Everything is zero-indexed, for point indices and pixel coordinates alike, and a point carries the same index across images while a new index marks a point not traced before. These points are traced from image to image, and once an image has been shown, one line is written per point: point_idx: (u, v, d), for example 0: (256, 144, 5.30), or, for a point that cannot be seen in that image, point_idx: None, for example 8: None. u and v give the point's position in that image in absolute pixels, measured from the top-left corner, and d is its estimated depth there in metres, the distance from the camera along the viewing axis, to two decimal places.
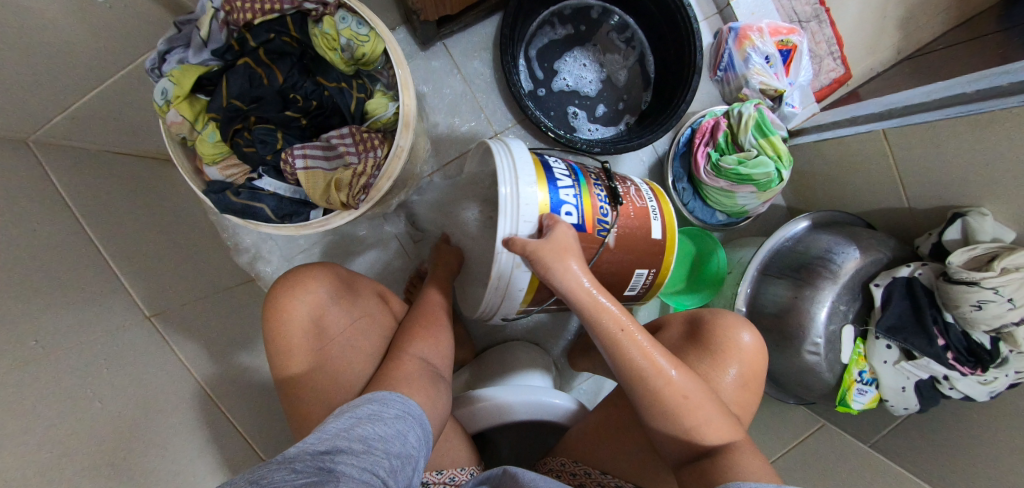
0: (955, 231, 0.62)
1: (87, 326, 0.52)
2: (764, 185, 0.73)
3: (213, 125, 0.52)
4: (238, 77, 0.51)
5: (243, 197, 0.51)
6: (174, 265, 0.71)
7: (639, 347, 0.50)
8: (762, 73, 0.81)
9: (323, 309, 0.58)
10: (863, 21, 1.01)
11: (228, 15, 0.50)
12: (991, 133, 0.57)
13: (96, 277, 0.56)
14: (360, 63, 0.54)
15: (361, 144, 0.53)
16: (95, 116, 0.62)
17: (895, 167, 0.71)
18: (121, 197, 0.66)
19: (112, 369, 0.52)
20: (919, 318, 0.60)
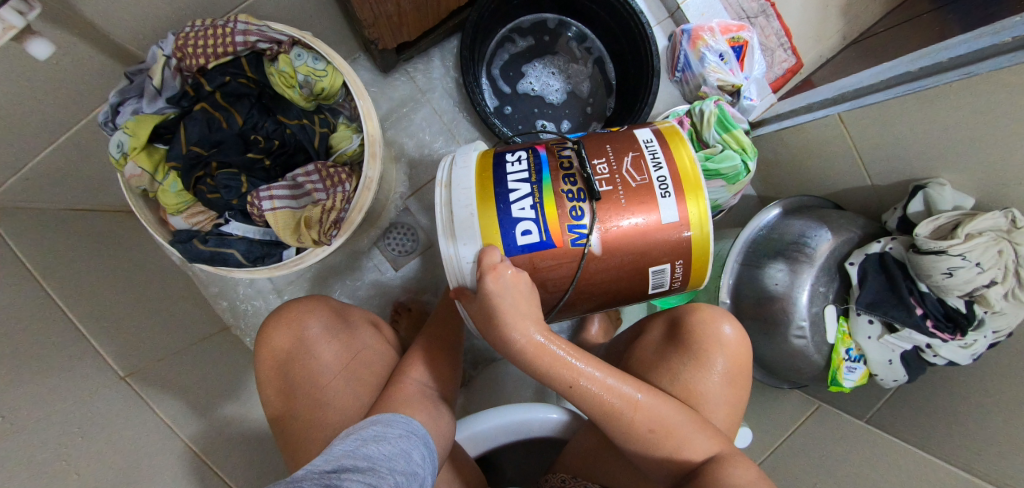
0: (918, 203, 0.64)
1: (57, 394, 0.50)
2: (732, 178, 0.74)
3: (174, 174, 0.51)
4: (196, 124, 0.51)
5: (210, 245, 0.52)
6: (147, 320, 0.69)
7: (603, 387, 0.49)
8: (718, 71, 0.83)
9: (315, 342, 0.59)
10: (806, 12, 1.06)
11: (181, 61, 0.49)
12: (939, 106, 0.60)
13: (62, 341, 0.54)
14: (320, 98, 0.54)
15: (328, 180, 0.53)
16: (51, 176, 0.60)
17: (854, 147, 0.73)
18: (84, 256, 0.64)
19: (87, 436, 0.49)
20: (895, 291, 0.61)
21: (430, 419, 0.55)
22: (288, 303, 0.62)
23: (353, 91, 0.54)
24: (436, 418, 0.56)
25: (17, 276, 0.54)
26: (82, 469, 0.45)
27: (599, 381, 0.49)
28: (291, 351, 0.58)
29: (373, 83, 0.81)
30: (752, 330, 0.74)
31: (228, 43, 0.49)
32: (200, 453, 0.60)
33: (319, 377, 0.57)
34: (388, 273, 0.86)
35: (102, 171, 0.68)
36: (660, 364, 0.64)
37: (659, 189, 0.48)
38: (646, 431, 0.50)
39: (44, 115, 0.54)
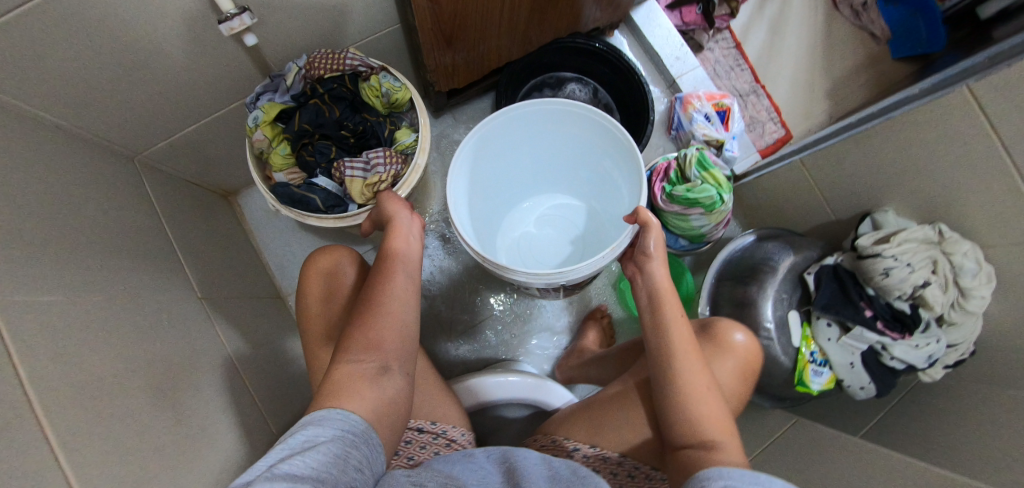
0: (866, 226, 0.75)
1: (153, 290, 0.67)
2: (709, 207, 0.85)
3: (286, 143, 0.75)
4: (310, 111, 0.73)
5: (301, 190, 0.72)
6: (222, 269, 0.88)
7: (675, 335, 0.58)
8: (704, 128, 0.98)
9: (332, 285, 0.62)
10: (794, 97, 1.26)
11: (308, 72, 0.73)
12: (871, 146, 0.73)
13: (162, 261, 0.73)
14: (393, 106, 0.77)
15: (389, 158, 0.73)
16: (187, 151, 0.85)
17: (816, 187, 0.85)
18: (187, 214, 0.86)
19: (165, 323, 0.65)
20: (846, 295, 0.69)
21: (363, 399, 0.45)
22: (309, 257, 0.64)
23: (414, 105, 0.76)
24: (377, 406, 0.46)
25: (147, 210, 0.76)
26: (151, 337, 0.61)
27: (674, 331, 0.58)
28: (310, 287, 0.61)
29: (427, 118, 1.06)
30: None
31: (341, 64, 0.72)
32: (237, 367, 0.74)
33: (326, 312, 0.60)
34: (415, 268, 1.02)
35: (221, 155, 0.93)
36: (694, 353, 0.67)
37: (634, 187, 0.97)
38: (684, 395, 0.55)
39: (202, 108, 0.79)
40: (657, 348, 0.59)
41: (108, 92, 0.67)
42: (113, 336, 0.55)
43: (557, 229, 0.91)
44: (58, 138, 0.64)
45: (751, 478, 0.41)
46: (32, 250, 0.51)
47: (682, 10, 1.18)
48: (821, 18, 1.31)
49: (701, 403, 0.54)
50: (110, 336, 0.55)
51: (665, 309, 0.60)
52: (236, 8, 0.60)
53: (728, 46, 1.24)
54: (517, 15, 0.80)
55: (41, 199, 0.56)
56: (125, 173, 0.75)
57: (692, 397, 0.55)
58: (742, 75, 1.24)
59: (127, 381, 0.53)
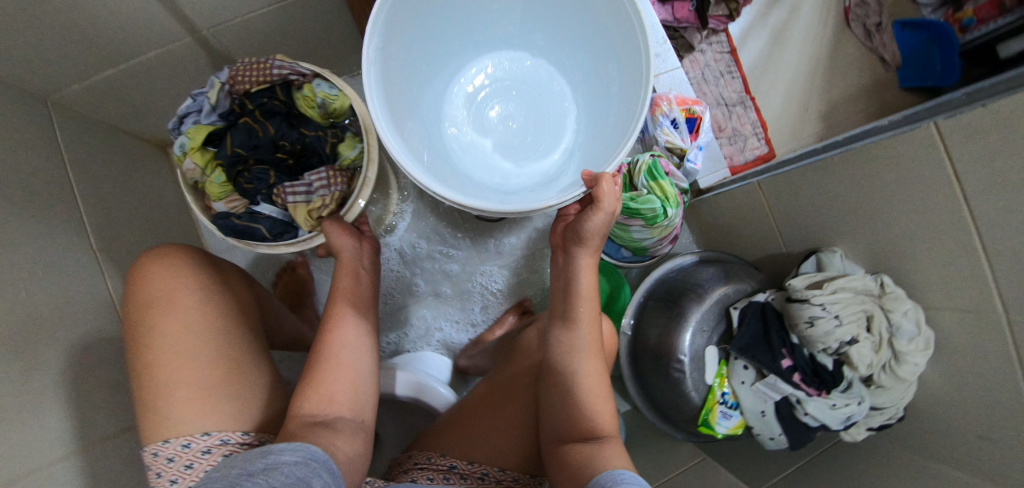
0: (809, 264, 0.69)
1: (30, 237, 0.64)
2: (651, 219, 0.78)
3: (219, 170, 0.70)
4: (240, 133, 0.68)
5: (243, 220, 0.69)
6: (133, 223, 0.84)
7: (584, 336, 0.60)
8: (669, 134, 0.89)
9: (182, 293, 0.54)
10: (784, 114, 1.17)
11: (232, 87, 0.68)
12: (832, 176, 0.66)
13: (53, 207, 0.69)
14: (333, 116, 0.72)
15: (332, 178, 0.70)
16: (107, 95, 0.80)
17: (772, 215, 0.78)
18: (100, 161, 0.82)
19: (34, 274, 0.62)
20: (767, 339, 0.63)
21: (333, 447, 0.48)
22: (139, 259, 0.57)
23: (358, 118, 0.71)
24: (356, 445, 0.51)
25: (47, 151, 0.72)
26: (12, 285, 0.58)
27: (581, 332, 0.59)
28: (156, 301, 0.53)
29: None
30: (646, 363, 0.73)
31: (268, 74, 0.67)
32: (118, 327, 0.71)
33: (163, 321, 0.52)
34: None
35: (149, 103, 0.88)
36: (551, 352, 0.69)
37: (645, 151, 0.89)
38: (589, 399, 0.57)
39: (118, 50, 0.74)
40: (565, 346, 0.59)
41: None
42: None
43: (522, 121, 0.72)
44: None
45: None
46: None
47: (674, 5, 1.09)
48: (831, 31, 1.20)
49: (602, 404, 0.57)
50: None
51: (579, 303, 0.60)
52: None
53: (721, 50, 1.15)
54: None
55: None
56: (27, 110, 0.71)
57: (595, 398, 0.57)
58: (731, 83, 1.15)
59: None
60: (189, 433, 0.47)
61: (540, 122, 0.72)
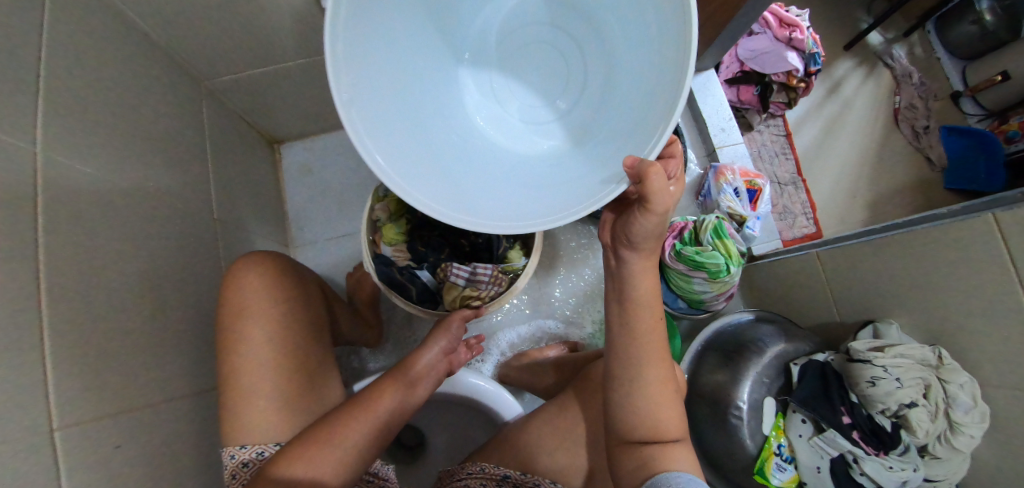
0: (866, 333, 0.72)
1: (169, 202, 0.73)
2: (713, 274, 0.84)
3: (403, 221, 0.69)
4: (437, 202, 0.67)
5: (402, 277, 0.66)
6: (237, 206, 0.93)
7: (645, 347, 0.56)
8: (731, 202, 0.97)
9: (262, 300, 0.59)
10: (832, 199, 1.25)
11: None
12: (893, 254, 0.71)
13: (188, 180, 0.79)
14: (516, 219, 0.69)
15: (494, 279, 0.65)
16: (244, 94, 0.93)
17: (829, 284, 0.83)
18: (227, 149, 0.93)
19: (162, 233, 0.70)
20: (827, 394, 0.66)
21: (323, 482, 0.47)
22: (238, 260, 0.62)
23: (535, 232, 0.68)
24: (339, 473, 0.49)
25: (195, 131, 0.83)
26: (146, 241, 0.66)
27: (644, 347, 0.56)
28: (237, 311, 0.58)
29: None
30: (701, 411, 0.77)
31: None
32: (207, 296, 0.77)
33: (246, 332, 0.57)
34: None
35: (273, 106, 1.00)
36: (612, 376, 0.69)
37: (737, 195, 0.98)
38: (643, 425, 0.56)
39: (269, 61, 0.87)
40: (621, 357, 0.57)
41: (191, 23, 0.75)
42: (116, 225, 0.61)
43: (541, 73, 0.63)
44: (139, 49, 0.72)
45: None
46: (75, 132, 0.57)
47: (739, 88, 1.18)
48: (879, 132, 1.31)
49: (670, 430, 0.56)
50: (109, 225, 0.60)
51: (641, 314, 0.56)
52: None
53: (777, 134, 1.26)
54: None
55: (103, 93, 0.63)
56: (186, 97, 0.83)
57: (653, 417, 0.56)
58: (785, 164, 1.24)
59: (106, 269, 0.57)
60: (263, 443, 0.54)
61: (561, 70, 0.62)
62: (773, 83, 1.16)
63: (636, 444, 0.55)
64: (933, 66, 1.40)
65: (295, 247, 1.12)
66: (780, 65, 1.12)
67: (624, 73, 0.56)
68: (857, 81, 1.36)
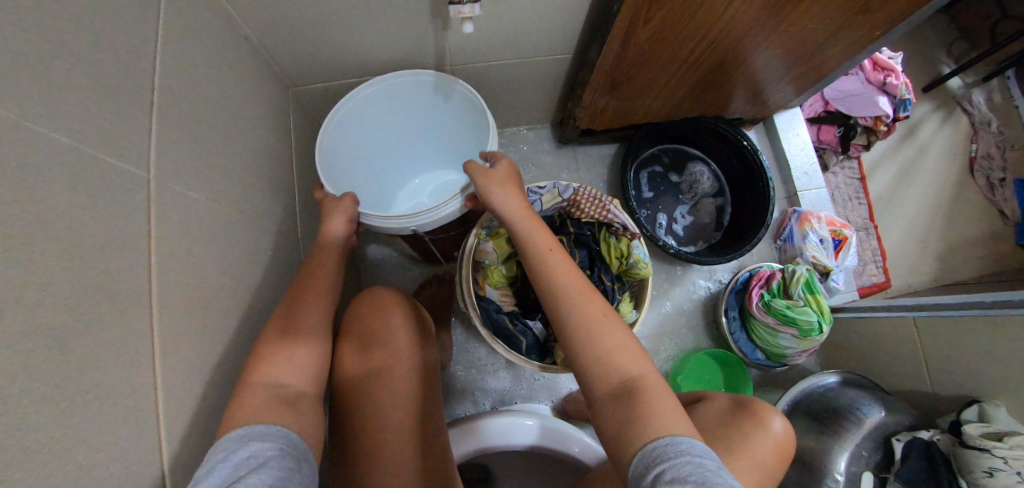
0: (971, 413, 0.70)
1: (259, 220, 0.71)
2: (805, 331, 0.82)
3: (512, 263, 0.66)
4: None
5: (515, 327, 0.67)
6: (310, 219, 0.92)
7: (573, 287, 0.52)
8: (815, 250, 0.94)
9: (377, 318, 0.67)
10: (901, 249, 1.22)
11: (568, 205, 0.66)
12: (1006, 336, 0.68)
13: (273, 196, 0.76)
14: (626, 273, 0.68)
15: None
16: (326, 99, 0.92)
17: (922, 352, 0.80)
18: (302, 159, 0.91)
19: (256, 255, 0.68)
20: (935, 478, 0.65)
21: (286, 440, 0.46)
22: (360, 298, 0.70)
23: (649, 285, 0.67)
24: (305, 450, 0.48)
25: (279, 140, 0.81)
26: (250, 260, 0.66)
27: (572, 282, 0.52)
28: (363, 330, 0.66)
29: (546, 145, 1.07)
30: (789, 476, 0.75)
31: (606, 215, 0.65)
32: None
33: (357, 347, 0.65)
34: None
35: None
36: (729, 424, 0.62)
37: (823, 244, 0.95)
38: (602, 352, 0.49)
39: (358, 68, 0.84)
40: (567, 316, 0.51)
41: (294, 34, 0.74)
42: (227, 245, 0.60)
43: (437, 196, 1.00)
44: (237, 57, 0.70)
45: (716, 462, 0.39)
46: (196, 149, 0.57)
47: (820, 127, 1.15)
48: (952, 181, 1.28)
49: (625, 356, 0.49)
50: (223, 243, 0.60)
51: (558, 278, 0.53)
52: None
53: (852, 176, 1.21)
54: (682, 84, 0.82)
55: (214, 104, 0.63)
56: (273, 105, 0.81)
57: (606, 345, 0.49)
58: (858, 209, 1.20)
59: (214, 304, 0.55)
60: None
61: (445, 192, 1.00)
62: (858, 126, 1.13)
63: (606, 395, 0.47)
64: (1011, 116, 1.34)
65: None
66: (867, 109, 1.08)
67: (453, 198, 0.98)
68: (934, 125, 1.32)
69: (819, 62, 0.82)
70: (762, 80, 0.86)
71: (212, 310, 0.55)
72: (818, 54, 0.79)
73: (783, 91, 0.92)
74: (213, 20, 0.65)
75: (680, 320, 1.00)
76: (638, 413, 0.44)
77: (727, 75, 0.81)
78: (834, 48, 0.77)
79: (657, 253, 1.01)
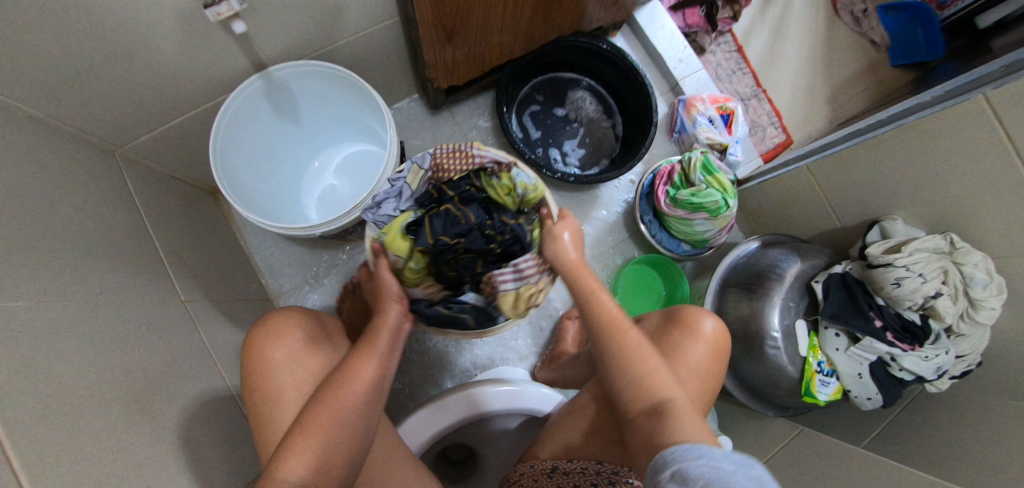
0: (875, 234, 0.73)
1: (115, 297, 0.63)
2: (714, 212, 0.82)
3: (420, 257, 0.64)
4: (440, 219, 0.63)
5: (452, 309, 0.66)
6: (195, 274, 0.83)
7: (603, 305, 0.56)
8: (708, 131, 0.95)
9: (295, 358, 0.59)
10: (794, 105, 1.26)
11: (435, 175, 0.67)
12: (885, 151, 0.71)
13: (127, 266, 0.68)
14: (523, 203, 0.68)
15: (541, 267, 0.65)
16: (159, 143, 0.82)
17: (822, 193, 0.83)
18: (158, 216, 0.82)
19: (124, 335, 0.60)
20: (855, 304, 0.68)
21: None
22: (252, 338, 0.60)
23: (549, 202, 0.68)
24: None
25: (116, 205, 0.72)
26: (123, 345, 0.59)
27: (606, 305, 0.56)
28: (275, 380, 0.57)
29: (422, 116, 1.01)
30: (736, 348, 0.78)
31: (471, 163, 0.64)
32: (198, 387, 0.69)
33: (279, 386, 0.57)
34: None
35: (197, 148, 0.89)
36: (663, 336, 0.62)
37: (712, 123, 0.96)
38: (635, 377, 0.50)
39: (177, 99, 0.75)
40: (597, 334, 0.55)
41: (82, 88, 0.64)
42: (82, 337, 0.54)
43: (354, 181, 0.99)
44: (20, 127, 0.61)
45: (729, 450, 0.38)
46: (3, 248, 0.49)
47: (685, 12, 1.14)
48: (821, 25, 1.31)
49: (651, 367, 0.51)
50: (78, 340, 0.53)
51: (597, 299, 0.57)
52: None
53: (729, 50, 1.22)
54: (524, 9, 0.77)
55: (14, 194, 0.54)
56: (91, 167, 0.71)
57: (635, 362, 0.51)
58: (744, 79, 1.21)
59: (80, 402, 0.49)
60: None
61: (359, 174, 0.99)
62: (717, 1, 1.14)
63: (640, 413, 0.49)
64: None
65: (277, 298, 1.05)
66: None
67: (368, 178, 0.98)
68: None
69: None
70: None
71: (87, 414, 0.49)
72: None
73: None
74: None
75: (607, 243, 0.99)
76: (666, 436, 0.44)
77: None
78: None
79: (559, 184, 0.99)
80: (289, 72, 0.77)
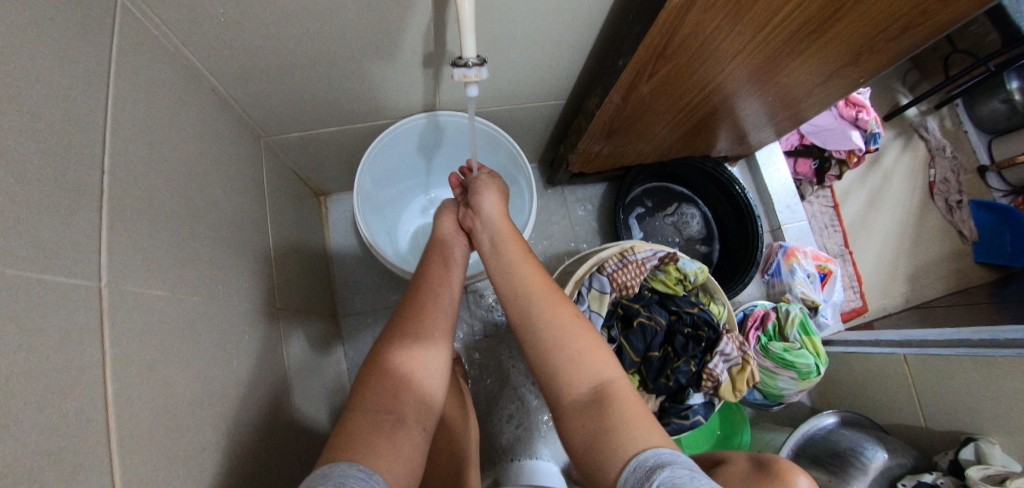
0: (968, 451, 0.71)
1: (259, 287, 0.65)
2: (804, 374, 0.82)
3: (634, 375, 0.65)
4: (638, 334, 0.64)
5: (687, 416, 0.63)
6: (293, 272, 0.84)
7: (507, 264, 0.59)
8: (803, 286, 0.96)
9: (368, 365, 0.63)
10: (876, 273, 1.28)
11: (613, 294, 0.64)
12: (997, 372, 0.70)
13: (260, 255, 0.70)
14: (691, 289, 0.67)
15: (736, 341, 0.64)
16: (303, 141, 0.85)
17: (913, 386, 0.82)
18: (279, 210, 0.84)
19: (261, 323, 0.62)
20: None
21: (370, 454, 0.45)
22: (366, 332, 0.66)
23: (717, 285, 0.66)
24: (370, 449, 0.46)
25: (257, 194, 0.74)
26: (254, 341, 0.59)
27: (501, 266, 0.60)
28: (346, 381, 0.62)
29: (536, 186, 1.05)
30: None
31: (643, 272, 0.63)
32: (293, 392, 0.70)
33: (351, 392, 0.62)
34: (478, 312, 1.01)
35: (328, 153, 0.93)
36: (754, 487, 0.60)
37: (808, 279, 0.97)
38: (558, 355, 0.54)
39: (340, 111, 0.78)
40: (511, 297, 0.58)
41: (270, 81, 0.68)
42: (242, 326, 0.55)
43: None
44: (211, 107, 0.64)
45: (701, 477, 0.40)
46: (188, 228, 0.50)
47: (798, 159, 1.18)
48: (916, 203, 1.35)
49: (595, 349, 0.54)
50: (229, 324, 0.54)
51: (503, 253, 0.60)
52: (478, 57, 0.52)
53: (826, 205, 1.26)
54: (675, 130, 0.83)
55: (196, 164, 0.56)
56: (248, 152, 0.74)
57: (546, 318, 0.55)
58: (834, 236, 1.24)
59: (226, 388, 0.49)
60: None
61: None
62: (832, 159, 1.16)
63: (580, 398, 0.51)
64: (961, 138, 1.45)
65: (343, 314, 1.05)
66: (842, 143, 1.11)
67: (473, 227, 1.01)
68: (895, 152, 1.39)
69: (801, 107, 0.84)
70: (748, 124, 0.88)
71: (225, 403, 0.48)
72: (803, 101, 0.81)
73: (765, 132, 0.94)
74: (186, 72, 0.58)
75: None
76: (617, 440, 0.46)
77: (719, 119, 0.82)
78: (818, 94, 0.79)
79: None
80: (452, 121, 0.82)
